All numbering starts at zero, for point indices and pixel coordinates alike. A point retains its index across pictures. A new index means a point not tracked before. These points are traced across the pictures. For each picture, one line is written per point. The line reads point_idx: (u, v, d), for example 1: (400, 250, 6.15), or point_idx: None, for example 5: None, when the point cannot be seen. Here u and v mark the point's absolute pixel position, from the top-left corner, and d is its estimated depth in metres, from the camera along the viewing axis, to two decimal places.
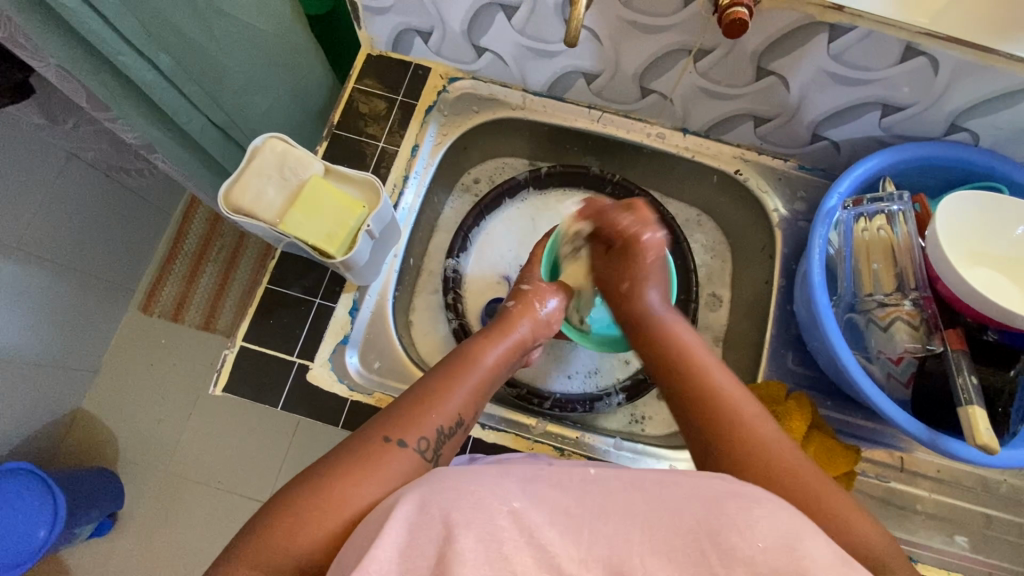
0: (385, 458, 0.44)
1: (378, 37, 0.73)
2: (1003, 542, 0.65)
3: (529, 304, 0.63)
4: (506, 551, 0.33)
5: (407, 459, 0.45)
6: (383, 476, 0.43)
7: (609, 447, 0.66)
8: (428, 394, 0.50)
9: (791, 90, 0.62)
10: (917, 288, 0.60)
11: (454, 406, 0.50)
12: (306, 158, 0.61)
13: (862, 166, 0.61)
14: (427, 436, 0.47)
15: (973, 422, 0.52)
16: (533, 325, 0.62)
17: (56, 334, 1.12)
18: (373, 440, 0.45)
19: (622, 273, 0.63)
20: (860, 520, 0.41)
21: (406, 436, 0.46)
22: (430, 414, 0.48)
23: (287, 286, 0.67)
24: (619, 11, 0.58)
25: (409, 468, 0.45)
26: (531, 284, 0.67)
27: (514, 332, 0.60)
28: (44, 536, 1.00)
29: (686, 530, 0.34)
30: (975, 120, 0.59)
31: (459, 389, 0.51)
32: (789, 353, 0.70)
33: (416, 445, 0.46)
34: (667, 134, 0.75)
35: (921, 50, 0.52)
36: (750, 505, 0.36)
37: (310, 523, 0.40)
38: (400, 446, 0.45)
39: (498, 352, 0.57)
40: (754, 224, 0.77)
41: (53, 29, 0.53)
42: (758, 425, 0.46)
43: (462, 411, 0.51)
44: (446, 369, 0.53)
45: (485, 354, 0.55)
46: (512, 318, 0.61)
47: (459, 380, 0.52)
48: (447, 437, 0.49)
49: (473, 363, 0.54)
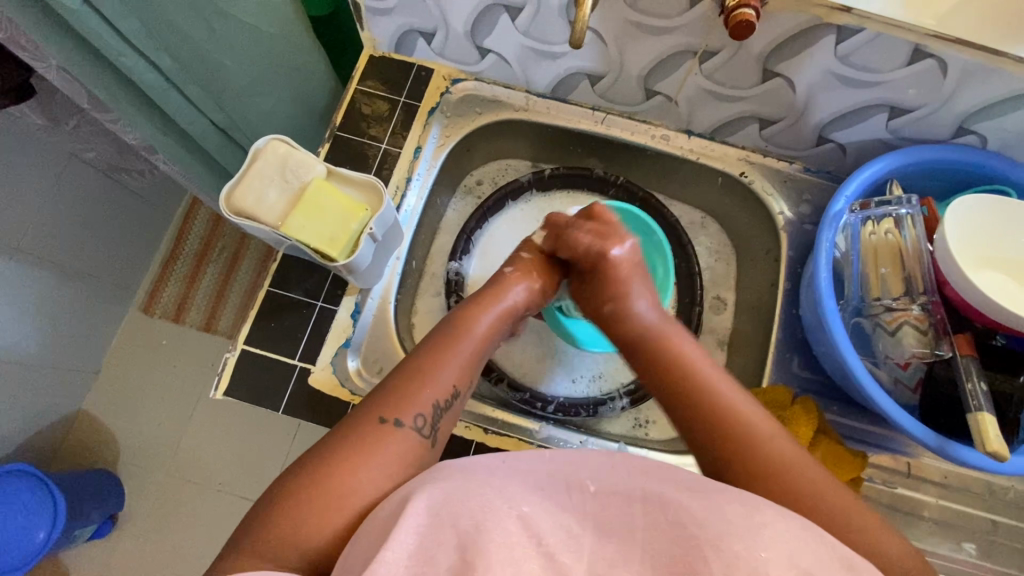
0: (383, 440, 0.44)
1: (381, 38, 0.73)
2: (1010, 549, 0.64)
3: (521, 273, 0.62)
4: (515, 556, 0.33)
5: (404, 440, 0.45)
6: (382, 458, 0.43)
7: (613, 452, 0.66)
8: (420, 368, 0.49)
9: (797, 92, 0.61)
10: (925, 293, 0.59)
11: (448, 379, 0.50)
12: (309, 160, 0.60)
13: (869, 169, 0.61)
14: (423, 413, 0.47)
15: (983, 428, 0.52)
16: (529, 293, 0.61)
17: (56, 335, 1.11)
18: (367, 423, 0.45)
19: (601, 295, 0.60)
20: (876, 527, 0.42)
21: (402, 415, 0.46)
22: (424, 389, 0.48)
23: (288, 289, 0.67)
24: (624, 12, 0.57)
25: (407, 448, 0.44)
26: (530, 252, 0.65)
27: (507, 298, 0.59)
28: (45, 537, 1.00)
29: (694, 540, 0.34)
30: (983, 123, 0.58)
31: (451, 360, 0.51)
32: (795, 358, 0.69)
33: (413, 423, 0.46)
34: (671, 136, 0.75)
35: (930, 52, 0.52)
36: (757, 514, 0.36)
37: (309, 520, 0.39)
38: (396, 426, 0.45)
39: (491, 321, 0.56)
40: (759, 226, 0.76)
41: (54, 30, 0.53)
42: (753, 417, 0.48)
43: (457, 383, 0.50)
44: (438, 340, 0.52)
45: (477, 324, 0.55)
46: (505, 286, 0.60)
47: (451, 351, 0.51)
48: (443, 411, 0.48)
49: (464, 332, 0.54)
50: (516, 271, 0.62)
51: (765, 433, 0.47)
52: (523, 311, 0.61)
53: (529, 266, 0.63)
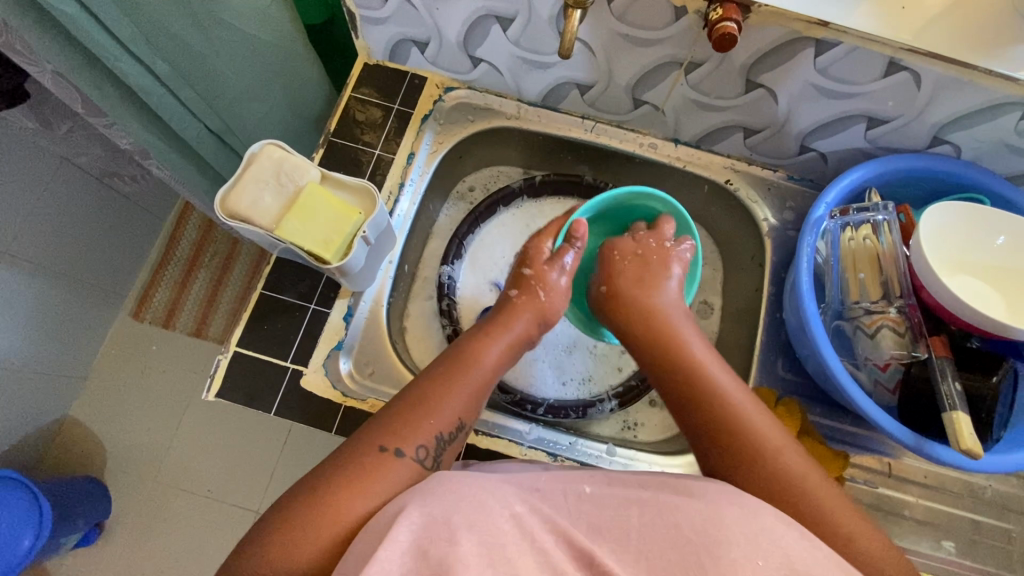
0: (386, 469, 0.44)
1: (375, 47, 0.74)
2: (990, 547, 0.66)
3: (534, 295, 0.61)
4: (516, 555, 0.34)
5: (405, 469, 0.45)
6: (385, 487, 0.44)
7: (601, 453, 0.67)
8: (424, 399, 0.50)
9: (778, 102, 0.64)
10: (902, 296, 0.61)
11: (454, 411, 0.50)
12: (303, 165, 0.61)
13: (848, 177, 0.63)
14: (425, 444, 0.47)
15: (957, 428, 0.53)
16: (536, 316, 0.61)
17: (43, 340, 1.11)
18: (369, 451, 0.45)
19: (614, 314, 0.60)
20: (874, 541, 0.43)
21: (404, 446, 0.46)
22: (430, 419, 0.48)
23: (281, 292, 0.68)
24: (612, 24, 0.59)
25: (409, 477, 0.45)
26: (532, 266, 0.63)
27: (515, 326, 0.59)
28: (30, 545, 0.98)
29: (687, 546, 0.35)
30: (956, 133, 0.60)
31: (458, 391, 0.51)
32: (779, 360, 0.70)
33: (413, 454, 0.46)
34: (658, 144, 0.76)
35: (903, 65, 0.54)
36: (745, 518, 0.37)
37: (308, 538, 0.40)
38: (396, 455, 0.45)
39: (500, 347, 0.57)
40: (743, 232, 0.78)
41: (52, 38, 0.54)
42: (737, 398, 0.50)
43: (463, 415, 0.51)
44: (448, 368, 0.53)
45: (486, 353, 0.55)
46: (516, 309, 0.60)
47: (458, 383, 0.52)
48: (447, 443, 0.49)
49: (473, 362, 0.54)
50: (520, 293, 0.62)
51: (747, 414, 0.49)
52: (533, 334, 0.61)
53: (531, 286, 0.61)
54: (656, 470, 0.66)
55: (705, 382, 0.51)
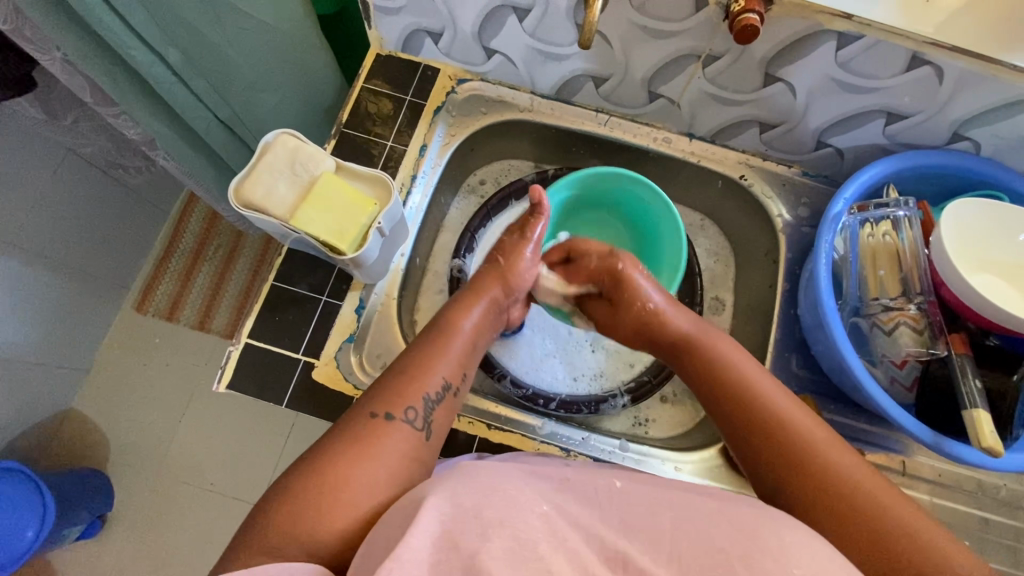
0: (377, 434, 0.44)
1: (389, 37, 0.74)
2: (1002, 546, 0.66)
3: (496, 263, 0.61)
4: (542, 551, 0.34)
5: (398, 432, 0.45)
6: (382, 451, 0.43)
7: (614, 448, 0.66)
8: (410, 367, 0.50)
9: (797, 97, 0.63)
10: (922, 293, 0.61)
11: (439, 373, 0.50)
12: (317, 154, 0.61)
13: (867, 172, 0.62)
14: (415, 407, 0.47)
15: (978, 426, 0.53)
16: (503, 282, 0.60)
17: (47, 331, 1.10)
18: (360, 418, 0.45)
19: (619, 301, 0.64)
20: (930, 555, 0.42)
21: (393, 409, 0.46)
22: (417, 383, 0.48)
23: (292, 285, 0.67)
24: (630, 15, 0.58)
25: (402, 442, 0.45)
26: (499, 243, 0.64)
27: (489, 291, 0.59)
28: (33, 537, 0.98)
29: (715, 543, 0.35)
30: (977, 129, 0.60)
31: (442, 357, 0.52)
32: (793, 356, 0.70)
33: (405, 416, 0.46)
34: (673, 139, 0.76)
35: (927, 60, 0.53)
36: (772, 521, 0.37)
37: (314, 509, 0.39)
38: (388, 420, 0.45)
39: (477, 313, 0.57)
40: (756, 228, 0.78)
41: (65, 24, 0.53)
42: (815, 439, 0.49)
43: (448, 376, 0.51)
44: (426, 338, 0.53)
45: (462, 318, 0.56)
46: (484, 278, 0.60)
47: (440, 349, 0.52)
48: (435, 404, 0.49)
49: (452, 329, 0.54)
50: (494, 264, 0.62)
51: (814, 433, 0.49)
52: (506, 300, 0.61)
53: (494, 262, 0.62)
54: (669, 465, 0.65)
55: (783, 429, 0.49)
